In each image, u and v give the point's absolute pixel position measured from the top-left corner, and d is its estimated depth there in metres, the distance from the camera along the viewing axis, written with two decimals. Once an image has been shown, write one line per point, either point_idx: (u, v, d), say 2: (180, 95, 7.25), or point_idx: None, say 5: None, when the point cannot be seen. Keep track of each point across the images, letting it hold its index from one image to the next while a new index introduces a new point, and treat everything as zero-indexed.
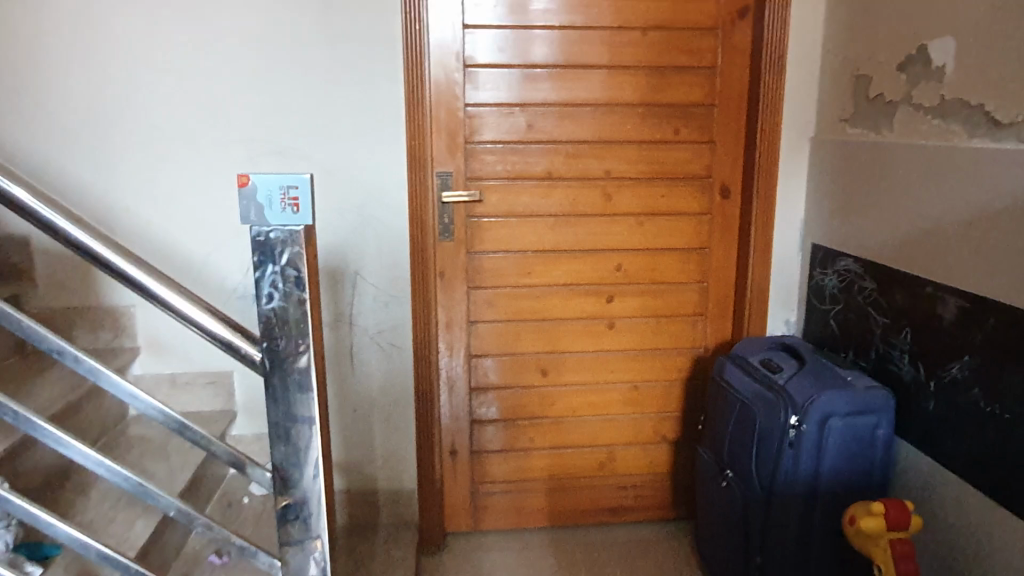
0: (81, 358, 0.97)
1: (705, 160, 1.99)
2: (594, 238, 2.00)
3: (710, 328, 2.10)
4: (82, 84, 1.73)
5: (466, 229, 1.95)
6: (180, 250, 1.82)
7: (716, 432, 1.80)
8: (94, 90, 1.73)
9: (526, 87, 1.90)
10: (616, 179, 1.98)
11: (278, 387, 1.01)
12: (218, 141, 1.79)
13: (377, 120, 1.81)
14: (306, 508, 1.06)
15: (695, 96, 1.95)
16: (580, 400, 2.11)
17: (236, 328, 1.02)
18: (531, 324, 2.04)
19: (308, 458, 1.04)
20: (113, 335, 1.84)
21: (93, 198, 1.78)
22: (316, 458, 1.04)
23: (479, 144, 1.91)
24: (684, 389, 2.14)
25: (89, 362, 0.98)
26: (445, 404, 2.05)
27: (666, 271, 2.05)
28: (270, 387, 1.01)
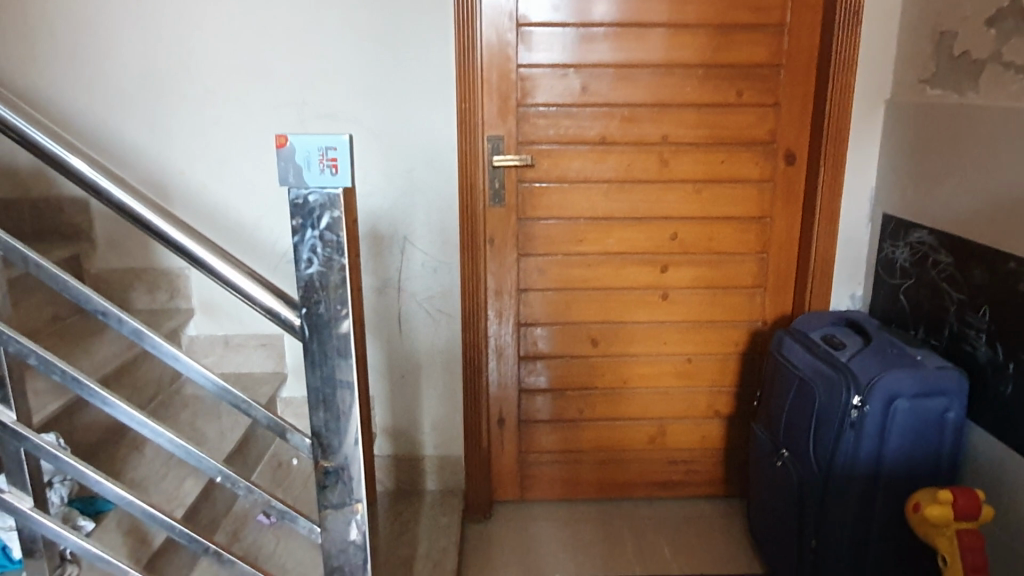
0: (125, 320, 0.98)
1: (770, 125, 1.89)
2: (649, 206, 1.93)
3: (769, 301, 2.02)
4: (137, 46, 1.74)
5: (516, 196, 1.90)
6: (233, 213, 1.84)
7: (772, 410, 1.73)
8: (149, 53, 1.74)
9: (582, 47, 1.83)
10: (674, 144, 1.90)
11: (317, 350, 0.99)
12: (270, 104, 1.78)
13: (427, 81, 1.77)
14: (346, 473, 1.05)
15: (761, 57, 1.84)
16: (631, 373, 2.06)
17: (277, 293, 1.01)
18: (582, 294, 1.99)
19: (348, 423, 1.03)
20: (169, 297, 1.87)
21: (148, 161, 1.80)
22: (356, 422, 1.03)
23: (531, 107, 1.85)
24: (740, 364, 2.07)
25: (133, 323, 0.98)
26: (493, 372, 2.04)
27: (724, 241, 1.97)
28: (309, 353, 1.00)
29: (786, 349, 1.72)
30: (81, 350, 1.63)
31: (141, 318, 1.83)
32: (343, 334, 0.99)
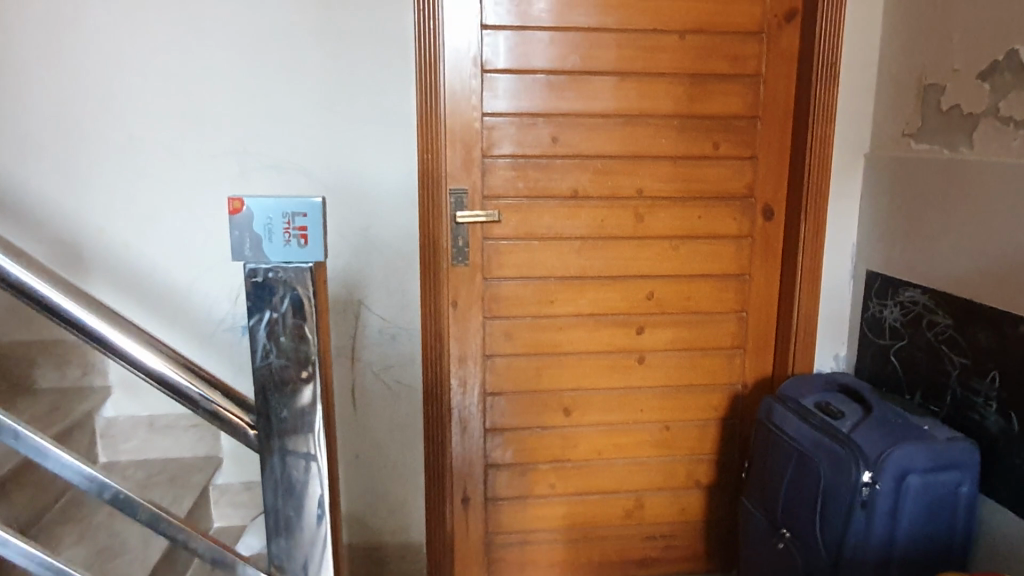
0: (23, 433, 0.75)
1: (747, 178, 1.80)
2: (623, 263, 1.81)
3: (749, 362, 1.91)
4: (49, 88, 1.52)
5: (482, 253, 1.74)
6: (161, 276, 1.61)
7: (768, 485, 1.60)
8: (64, 95, 1.52)
9: (551, 96, 1.70)
10: (648, 199, 1.79)
11: (276, 450, 0.80)
12: (206, 153, 1.58)
13: (385, 131, 1.61)
14: (311, 561, 0.83)
15: (736, 108, 1.76)
16: (606, 442, 1.90)
17: (226, 392, 0.80)
18: (553, 358, 1.84)
19: (309, 495, 0.82)
20: (82, 372, 1.62)
21: (60, 217, 1.57)
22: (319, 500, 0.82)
23: (498, 159, 1.71)
24: (720, 429, 1.94)
25: (34, 438, 0.76)
26: (457, 447, 1.84)
27: (702, 300, 1.86)
28: (266, 465, 0.80)
29: (778, 417, 1.61)
30: None
31: (48, 399, 1.57)
32: (309, 408, 0.79)
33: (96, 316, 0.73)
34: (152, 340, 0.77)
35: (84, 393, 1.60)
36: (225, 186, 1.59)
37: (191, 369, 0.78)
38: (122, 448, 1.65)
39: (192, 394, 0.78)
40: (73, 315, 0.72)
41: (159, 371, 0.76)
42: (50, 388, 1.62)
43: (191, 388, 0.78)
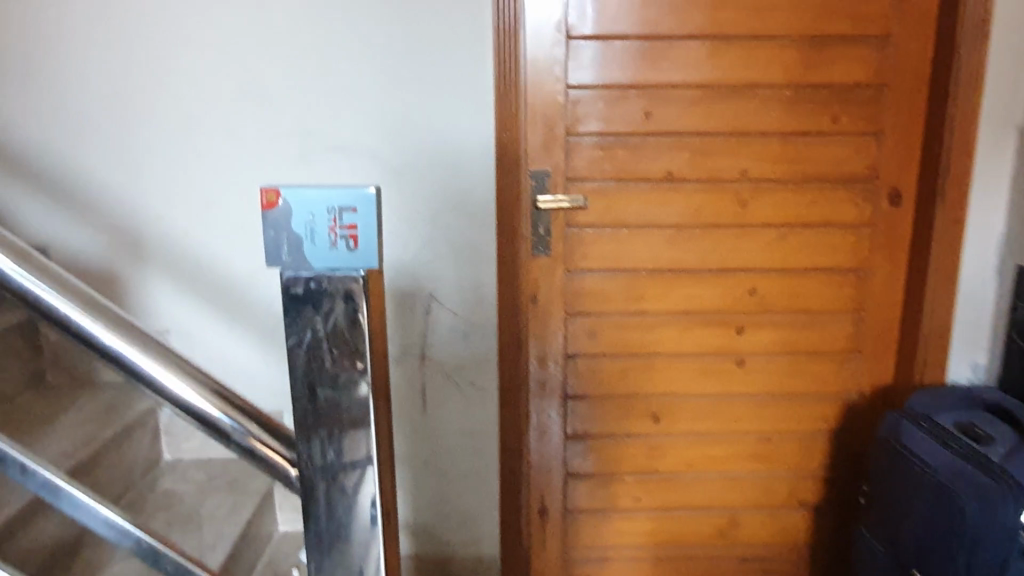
0: (32, 467, 0.62)
1: (871, 157, 1.56)
2: (722, 255, 1.60)
3: (867, 369, 1.67)
4: (106, 64, 1.42)
5: (565, 243, 1.57)
6: (221, 266, 1.51)
7: (891, 515, 1.39)
8: (120, 72, 1.43)
9: (645, 65, 1.50)
10: (753, 181, 1.57)
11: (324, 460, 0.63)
12: (266, 134, 1.45)
13: (459, 106, 1.46)
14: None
15: (861, 75, 1.51)
16: (697, 453, 1.71)
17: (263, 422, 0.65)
18: (641, 359, 1.65)
19: (359, 492, 0.64)
20: None
21: (119, 203, 1.48)
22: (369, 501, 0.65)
23: (583, 137, 1.53)
24: (830, 443, 1.72)
25: (43, 473, 0.62)
26: (535, 454, 1.69)
27: (813, 297, 1.63)
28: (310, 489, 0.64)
29: (909, 440, 1.38)
30: (29, 442, 1.30)
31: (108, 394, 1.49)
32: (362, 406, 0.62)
33: (108, 328, 0.59)
34: (177, 359, 0.62)
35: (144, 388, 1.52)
36: (288, 169, 1.47)
37: (223, 395, 0.63)
38: (183, 448, 1.55)
39: (224, 424, 0.63)
40: (80, 327, 0.59)
41: (183, 398, 0.61)
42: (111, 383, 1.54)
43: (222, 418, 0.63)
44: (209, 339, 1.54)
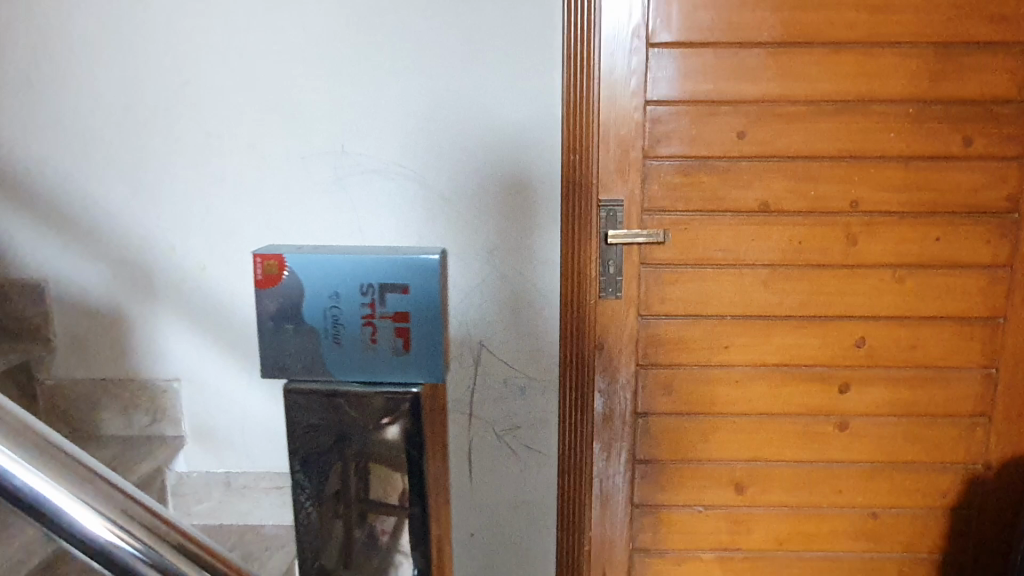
0: None
1: (1010, 186, 1.31)
2: (825, 299, 1.35)
3: (997, 436, 1.41)
4: (111, 73, 1.23)
5: (639, 283, 1.35)
6: (239, 308, 1.29)
7: None
8: (126, 82, 1.23)
9: (741, 77, 1.27)
10: (865, 214, 1.33)
11: None
12: (295, 153, 1.23)
13: (520, 125, 1.22)
14: None
15: (1002, 89, 1.26)
16: (787, 529, 1.47)
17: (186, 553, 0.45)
18: (722, 420, 1.41)
19: None
20: (150, 420, 1.34)
21: (122, 232, 1.28)
22: None
23: (663, 161, 1.30)
24: (948, 522, 1.46)
25: None
26: (598, 526, 1.46)
27: (933, 350, 1.37)
28: None
29: None
30: None
31: (111, 450, 1.30)
32: None
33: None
34: (82, 464, 0.43)
35: (152, 445, 1.32)
36: (317, 197, 1.25)
37: (126, 528, 0.43)
38: (193, 512, 1.37)
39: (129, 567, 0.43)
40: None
41: (64, 523, 0.41)
42: (115, 437, 1.35)
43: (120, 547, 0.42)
44: (227, 391, 1.33)
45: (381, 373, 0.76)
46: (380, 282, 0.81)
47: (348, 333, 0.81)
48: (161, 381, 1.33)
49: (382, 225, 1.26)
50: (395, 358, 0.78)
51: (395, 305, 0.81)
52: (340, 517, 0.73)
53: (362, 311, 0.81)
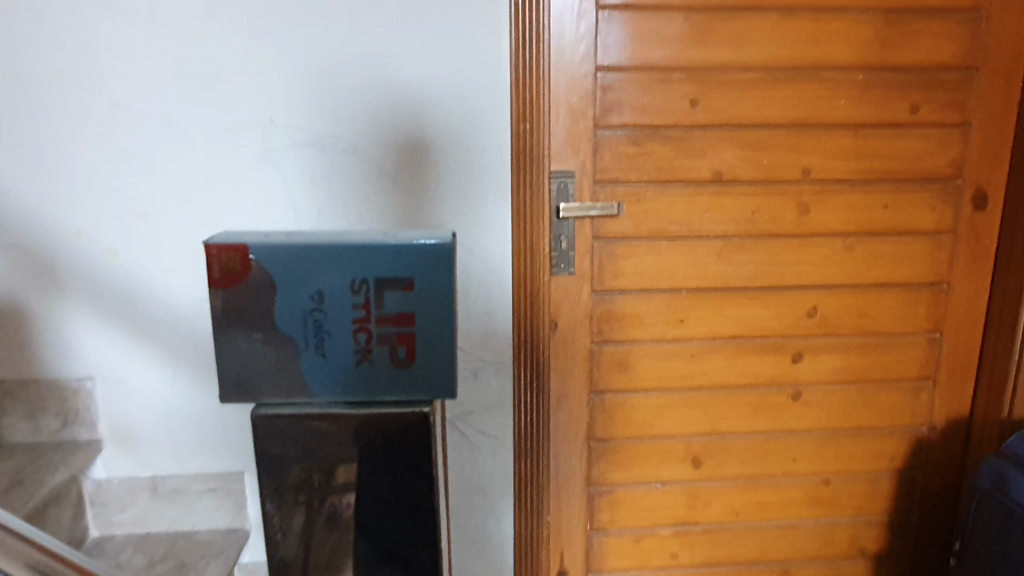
0: None
1: (954, 153, 1.32)
2: (778, 269, 1.34)
3: (941, 399, 1.44)
4: None
5: (592, 258, 1.29)
6: (161, 297, 1.18)
7: None
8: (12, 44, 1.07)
9: (693, 42, 1.22)
10: (817, 182, 1.31)
11: None
12: (216, 126, 1.11)
13: (465, 95, 1.13)
14: None
15: (947, 54, 1.27)
16: (742, 501, 1.47)
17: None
18: (678, 395, 1.39)
19: None
20: (64, 424, 1.22)
21: (21, 217, 1.14)
22: None
23: (614, 130, 1.24)
24: (895, 484, 1.49)
25: None
26: (556, 509, 1.41)
27: (881, 317, 1.39)
28: None
29: (1019, 493, 1.20)
30: None
31: (17, 460, 1.17)
32: None
33: None
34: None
35: (65, 452, 1.20)
36: (245, 174, 1.14)
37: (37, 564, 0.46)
38: (120, 520, 1.26)
39: None
40: None
41: None
42: (21, 446, 1.22)
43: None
44: (154, 388, 1.22)
45: (376, 390, 0.72)
46: (375, 277, 0.70)
47: (336, 342, 0.71)
48: (77, 381, 1.20)
49: (319, 204, 1.15)
50: (395, 376, 0.72)
51: (396, 307, 0.71)
52: (302, 504, 0.71)
53: (356, 314, 0.71)
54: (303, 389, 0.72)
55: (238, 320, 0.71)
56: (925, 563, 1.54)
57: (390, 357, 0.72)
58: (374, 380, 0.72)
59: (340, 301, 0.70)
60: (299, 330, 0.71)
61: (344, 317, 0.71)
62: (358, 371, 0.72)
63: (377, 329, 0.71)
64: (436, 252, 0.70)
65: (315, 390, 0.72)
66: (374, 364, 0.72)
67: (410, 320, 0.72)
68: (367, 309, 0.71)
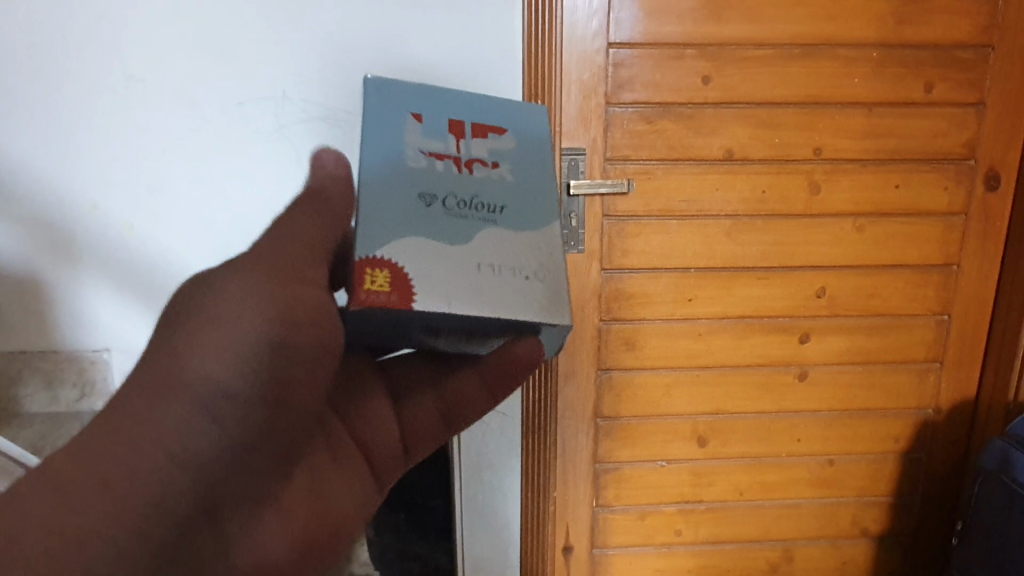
0: None
1: (968, 133, 1.31)
2: (788, 249, 1.34)
3: (948, 381, 1.45)
4: None
5: (602, 237, 1.29)
6: (175, 270, 1.17)
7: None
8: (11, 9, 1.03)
9: (707, 18, 1.21)
10: (828, 161, 1.31)
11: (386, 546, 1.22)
12: (229, 100, 1.10)
13: (476, 75, 1.12)
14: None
15: (963, 32, 1.26)
16: (747, 479, 1.48)
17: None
18: (685, 374, 1.39)
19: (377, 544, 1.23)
20: (78, 395, 1.19)
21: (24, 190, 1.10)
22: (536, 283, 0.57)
23: (626, 107, 1.24)
24: (900, 465, 1.50)
25: None
26: (563, 486, 1.42)
27: (890, 297, 1.39)
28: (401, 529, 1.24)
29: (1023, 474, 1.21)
30: None
31: (36, 429, 1.14)
32: (494, 167, 0.63)
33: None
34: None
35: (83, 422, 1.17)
36: (258, 148, 1.12)
37: None
38: None
39: None
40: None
41: None
42: (38, 416, 1.18)
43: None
44: None
45: (519, 170, 0.63)
46: (409, 110, 0.63)
47: (491, 193, 0.61)
48: (88, 352, 1.19)
49: None
50: (505, 153, 0.64)
51: (441, 122, 0.63)
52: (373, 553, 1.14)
53: (449, 164, 0.61)
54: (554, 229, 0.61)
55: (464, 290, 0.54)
56: (926, 542, 1.56)
57: (504, 150, 0.64)
58: (522, 161, 0.64)
59: (434, 172, 0.60)
60: (466, 223, 0.58)
61: (453, 177, 0.60)
62: (512, 170, 0.63)
63: (470, 148, 0.63)
64: (386, 82, 0.64)
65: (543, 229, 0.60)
66: (506, 159, 0.64)
67: (449, 119, 0.63)
68: (446, 149, 0.62)
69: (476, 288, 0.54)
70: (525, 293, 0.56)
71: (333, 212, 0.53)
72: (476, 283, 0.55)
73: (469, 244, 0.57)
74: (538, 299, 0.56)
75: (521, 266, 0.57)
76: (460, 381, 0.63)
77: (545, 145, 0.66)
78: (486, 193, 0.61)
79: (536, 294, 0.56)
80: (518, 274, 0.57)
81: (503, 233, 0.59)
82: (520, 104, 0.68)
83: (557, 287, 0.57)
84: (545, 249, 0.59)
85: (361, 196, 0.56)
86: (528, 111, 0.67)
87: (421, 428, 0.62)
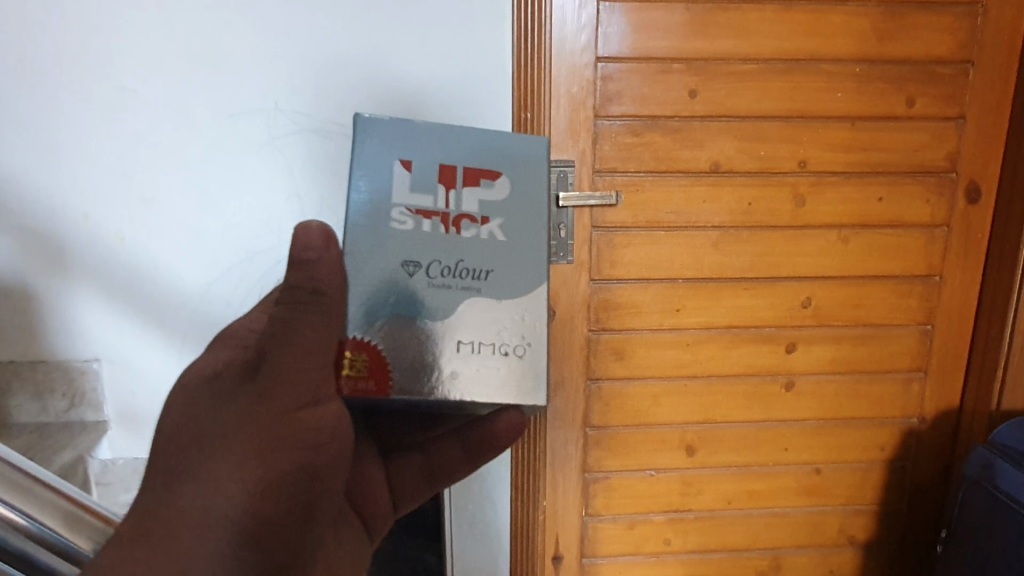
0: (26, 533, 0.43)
1: (949, 147, 1.34)
2: (774, 260, 1.36)
3: (932, 390, 1.47)
4: None
5: (590, 248, 1.30)
6: (166, 279, 1.17)
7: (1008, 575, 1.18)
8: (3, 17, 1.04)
9: (693, 33, 1.23)
10: (813, 174, 1.33)
11: None
12: (222, 111, 1.10)
13: (464, 88, 1.13)
14: None
15: (943, 48, 1.29)
16: (736, 488, 1.49)
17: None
18: (674, 383, 1.41)
19: None
20: (67, 405, 1.20)
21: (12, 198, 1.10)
22: (515, 362, 0.62)
23: (613, 120, 1.26)
24: (885, 474, 1.52)
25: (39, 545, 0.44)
26: (553, 494, 1.43)
27: (874, 308, 1.41)
28: None
29: (1006, 482, 1.22)
30: None
31: (24, 438, 1.15)
32: (484, 223, 0.61)
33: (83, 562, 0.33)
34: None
35: (71, 433, 1.18)
36: (249, 159, 1.13)
37: None
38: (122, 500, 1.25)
39: None
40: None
41: None
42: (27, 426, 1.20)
43: (36, 547, 0.44)
44: (157, 373, 1.21)
45: (511, 225, 0.62)
46: (400, 156, 0.60)
47: (478, 255, 0.61)
48: (77, 361, 1.19)
49: (321, 191, 1.15)
50: (497, 203, 0.61)
51: (431, 170, 0.60)
52: None
53: (437, 224, 0.60)
54: (538, 295, 0.62)
55: (442, 373, 0.60)
56: (911, 550, 1.58)
57: (496, 198, 0.61)
58: (515, 216, 0.62)
59: (420, 236, 0.60)
60: (450, 294, 0.60)
61: (439, 240, 0.60)
62: (504, 224, 0.62)
63: (460, 200, 0.60)
64: (379, 119, 0.60)
65: (524, 294, 0.62)
66: (498, 211, 0.61)
67: (439, 163, 0.60)
68: (434, 205, 0.60)
69: (454, 372, 0.61)
70: (503, 373, 0.61)
71: (332, 316, 0.46)
72: (455, 369, 0.61)
73: (451, 318, 0.61)
74: (517, 380, 0.62)
75: (502, 341, 0.62)
76: (446, 448, 0.67)
77: (544, 181, 0.62)
78: (474, 256, 0.61)
79: (514, 372, 0.62)
80: (500, 351, 0.62)
81: (482, 301, 0.61)
82: (521, 138, 0.62)
83: (536, 359, 0.63)
84: (530, 318, 0.62)
85: (348, 269, 0.59)
86: (528, 147, 0.62)
87: (406, 486, 0.64)
